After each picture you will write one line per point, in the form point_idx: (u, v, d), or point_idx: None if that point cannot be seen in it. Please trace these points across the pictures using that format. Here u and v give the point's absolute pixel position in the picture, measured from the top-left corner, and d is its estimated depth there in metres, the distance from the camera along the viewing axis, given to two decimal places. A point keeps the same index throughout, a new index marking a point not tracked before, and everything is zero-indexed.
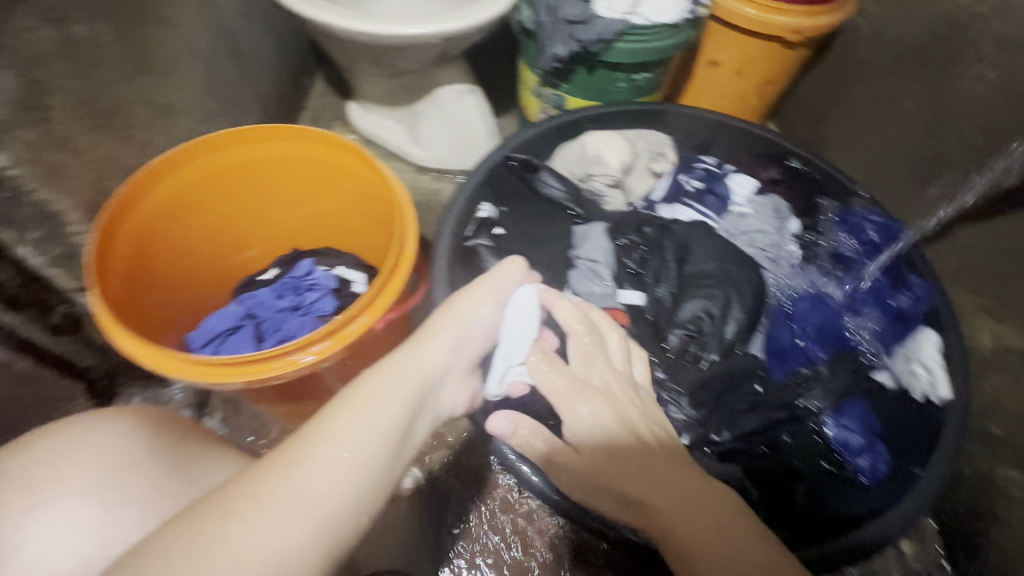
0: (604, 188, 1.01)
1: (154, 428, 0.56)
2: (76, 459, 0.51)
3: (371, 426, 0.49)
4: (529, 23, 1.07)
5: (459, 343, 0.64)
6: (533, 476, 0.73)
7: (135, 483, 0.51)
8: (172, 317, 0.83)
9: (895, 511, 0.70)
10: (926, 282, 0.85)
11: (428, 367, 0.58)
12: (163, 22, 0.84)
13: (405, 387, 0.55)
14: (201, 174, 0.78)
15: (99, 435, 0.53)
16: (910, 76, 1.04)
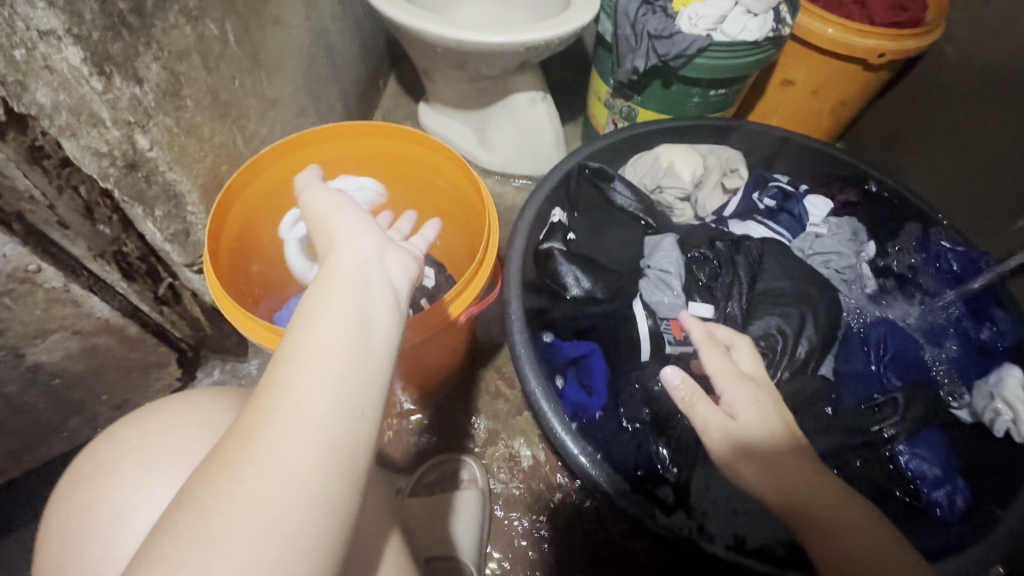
0: (673, 201, 1.02)
1: (248, 406, 0.61)
2: (182, 430, 0.55)
3: (318, 351, 0.37)
4: (609, 36, 1.10)
5: (370, 226, 0.47)
6: (580, 454, 0.72)
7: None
8: (265, 296, 0.89)
9: (976, 549, 0.68)
10: (1012, 316, 0.83)
11: (359, 263, 0.43)
12: (273, 23, 0.91)
13: (343, 292, 0.41)
14: (301, 164, 0.84)
15: (202, 411, 0.57)
16: (999, 104, 1.01)
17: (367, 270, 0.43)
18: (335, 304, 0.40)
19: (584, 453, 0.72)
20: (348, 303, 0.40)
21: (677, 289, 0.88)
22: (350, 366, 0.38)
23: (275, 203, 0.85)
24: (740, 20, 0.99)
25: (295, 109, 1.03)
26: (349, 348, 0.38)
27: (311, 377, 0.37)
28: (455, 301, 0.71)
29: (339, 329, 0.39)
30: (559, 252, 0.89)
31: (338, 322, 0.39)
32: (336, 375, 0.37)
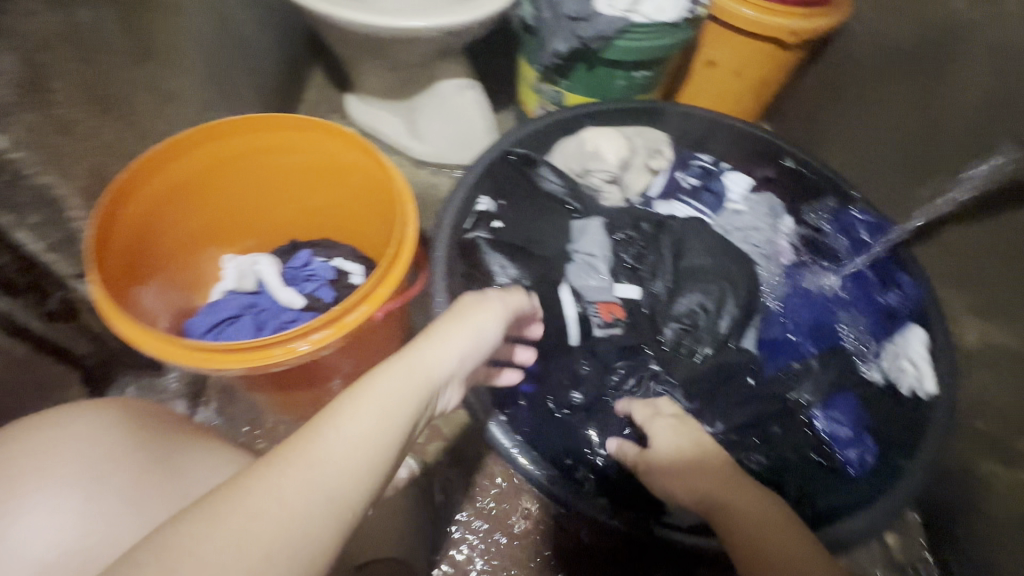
0: (601, 184, 1.03)
1: (135, 419, 0.57)
2: (58, 449, 0.51)
3: (361, 430, 0.42)
4: (530, 19, 1.08)
5: (463, 339, 0.56)
6: (523, 459, 0.71)
7: (115, 475, 0.51)
8: (173, 304, 0.84)
9: (884, 503, 0.72)
10: (917, 280, 0.87)
11: (436, 373, 0.51)
12: (163, 9, 0.84)
13: (410, 389, 0.48)
14: (203, 162, 0.78)
15: (81, 426, 0.54)
16: (903, 80, 1.06)
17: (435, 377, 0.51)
18: (396, 394, 0.46)
19: (518, 449, 0.72)
20: (411, 399, 0.47)
21: (604, 272, 0.91)
22: (377, 454, 0.42)
23: (175, 205, 0.80)
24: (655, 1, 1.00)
25: (200, 105, 0.96)
26: (389, 443, 0.43)
27: (346, 446, 0.41)
28: (369, 298, 0.69)
29: (389, 419, 0.44)
30: (486, 242, 0.92)
31: (392, 413, 0.45)
32: (369, 461, 0.41)
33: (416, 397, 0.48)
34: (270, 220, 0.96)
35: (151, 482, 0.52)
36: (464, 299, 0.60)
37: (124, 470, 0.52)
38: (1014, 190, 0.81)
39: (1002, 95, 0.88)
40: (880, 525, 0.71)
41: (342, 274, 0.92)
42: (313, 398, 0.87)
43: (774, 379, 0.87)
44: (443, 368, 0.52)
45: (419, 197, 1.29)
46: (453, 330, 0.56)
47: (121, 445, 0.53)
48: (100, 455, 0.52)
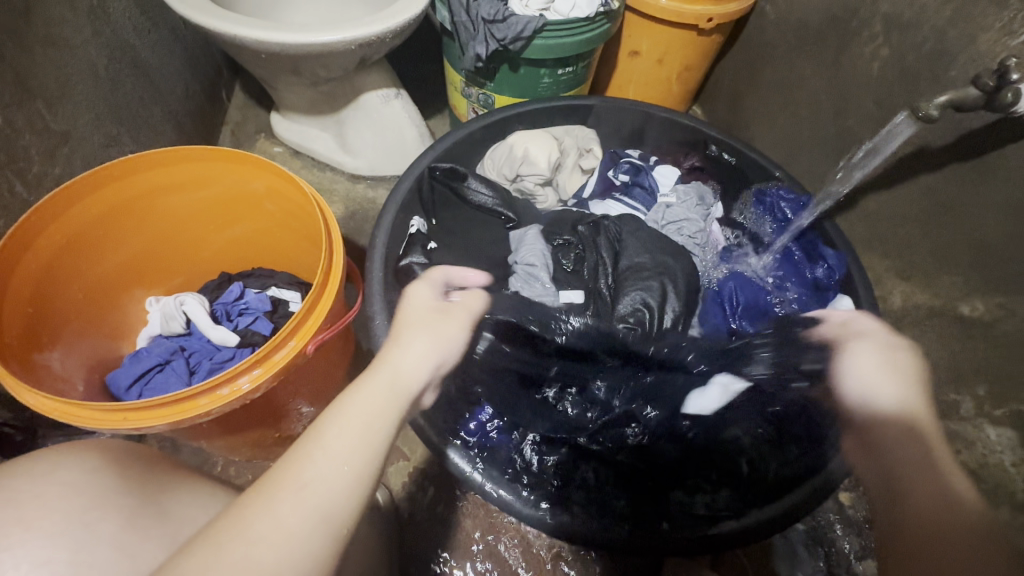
0: (534, 187, 1.07)
1: (120, 459, 0.53)
2: (34, 500, 0.46)
3: (339, 434, 0.45)
4: (448, 24, 1.07)
5: (420, 335, 0.58)
6: (491, 487, 0.75)
7: (103, 524, 0.46)
8: (91, 359, 0.79)
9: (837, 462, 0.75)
10: (837, 252, 0.91)
11: (409, 373, 0.54)
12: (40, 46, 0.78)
13: (384, 396, 0.50)
14: (105, 206, 0.75)
15: (62, 474, 0.48)
16: (813, 57, 1.09)
17: (402, 375, 0.53)
18: (369, 391, 0.50)
19: (479, 473, 0.76)
20: (387, 393, 0.50)
21: (547, 282, 0.93)
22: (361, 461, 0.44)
23: (80, 251, 0.75)
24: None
25: (100, 137, 0.93)
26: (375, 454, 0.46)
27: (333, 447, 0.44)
28: (298, 332, 0.67)
29: (371, 419, 0.48)
30: (421, 267, 0.92)
31: (375, 414, 0.48)
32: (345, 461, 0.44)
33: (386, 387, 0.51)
34: (193, 256, 0.92)
35: (143, 532, 0.47)
36: (413, 295, 0.64)
37: (111, 518, 0.47)
38: (921, 155, 0.85)
39: (900, 66, 0.91)
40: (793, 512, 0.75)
41: (278, 303, 0.88)
42: (254, 443, 0.82)
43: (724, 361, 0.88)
44: (411, 368, 0.54)
45: (358, 213, 1.25)
46: (416, 321, 0.60)
47: (108, 494, 0.48)
48: (85, 504, 0.47)
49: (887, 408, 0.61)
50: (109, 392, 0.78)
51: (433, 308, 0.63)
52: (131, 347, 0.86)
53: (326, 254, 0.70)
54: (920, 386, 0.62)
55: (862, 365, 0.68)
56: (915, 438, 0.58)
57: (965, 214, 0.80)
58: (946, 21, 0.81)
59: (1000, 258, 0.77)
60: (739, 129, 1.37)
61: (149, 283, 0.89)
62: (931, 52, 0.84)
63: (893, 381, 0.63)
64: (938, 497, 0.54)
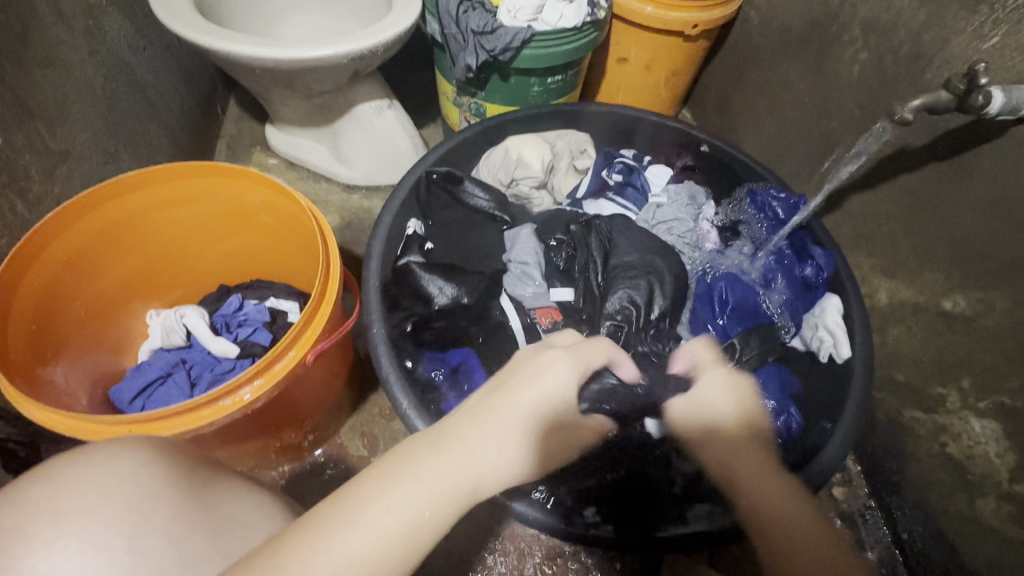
0: (529, 190, 1.09)
1: (168, 454, 0.50)
2: (93, 487, 0.45)
3: (375, 520, 0.40)
4: (438, 36, 1.09)
5: (528, 409, 0.48)
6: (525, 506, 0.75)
7: (156, 515, 0.45)
8: (93, 373, 0.80)
9: (825, 457, 0.77)
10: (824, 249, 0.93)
11: (483, 463, 0.45)
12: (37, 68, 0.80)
13: (455, 481, 0.43)
14: (105, 222, 0.76)
15: (118, 464, 0.47)
16: (796, 60, 1.12)
17: (486, 473, 0.45)
18: (429, 478, 0.43)
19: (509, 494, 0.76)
20: (461, 476, 0.44)
21: (539, 279, 0.94)
22: (395, 558, 0.39)
23: (82, 267, 0.77)
24: (556, 8, 1.01)
25: (98, 155, 0.94)
26: (407, 559, 0.40)
27: (373, 526, 0.40)
28: (298, 342, 0.68)
29: (420, 512, 0.41)
30: (418, 265, 0.93)
31: (429, 508, 0.42)
32: (376, 549, 0.39)
33: (450, 486, 0.43)
34: (192, 269, 0.93)
35: (192, 526, 0.46)
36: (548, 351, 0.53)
37: (165, 508, 0.46)
38: (902, 156, 0.88)
39: (878, 69, 0.93)
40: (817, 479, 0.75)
41: (277, 314, 0.89)
42: (256, 453, 0.83)
43: None
44: (494, 461, 0.46)
45: (354, 223, 1.27)
46: (524, 399, 0.49)
47: (163, 486, 0.47)
48: (145, 492, 0.45)
49: (721, 425, 0.60)
50: (112, 405, 0.80)
51: (556, 399, 0.50)
52: (133, 361, 0.87)
53: (322, 265, 0.72)
54: (745, 392, 0.63)
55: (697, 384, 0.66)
56: (736, 452, 0.58)
57: (945, 212, 0.83)
58: (920, 27, 0.84)
59: (979, 254, 0.78)
60: (727, 131, 1.39)
61: (149, 297, 0.90)
62: (909, 56, 0.87)
63: (724, 398, 0.62)
64: (787, 497, 0.55)
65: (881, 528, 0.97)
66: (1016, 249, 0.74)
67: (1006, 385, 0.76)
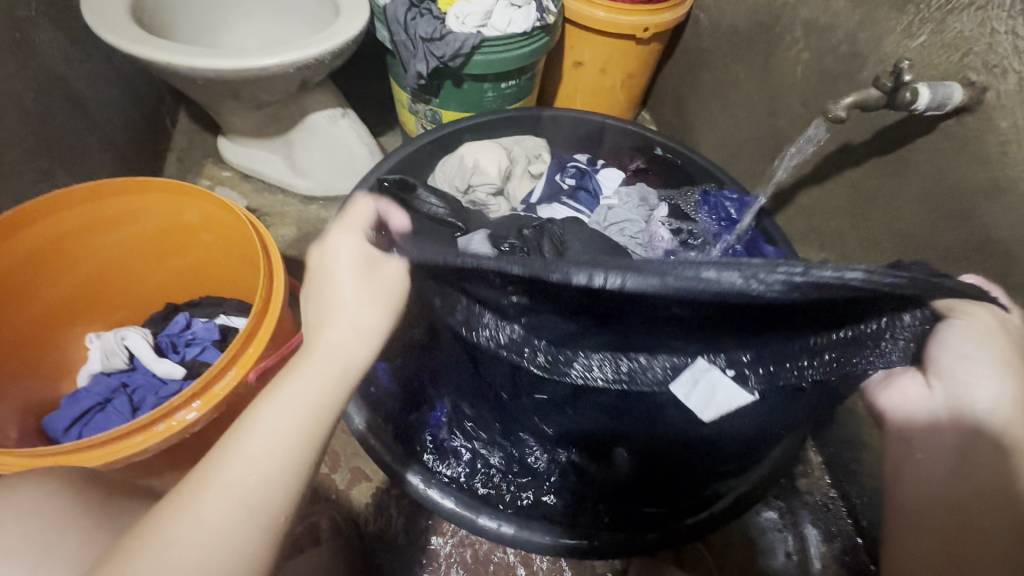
0: (486, 197, 1.09)
1: (81, 484, 0.47)
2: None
3: (273, 427, 0.43)
4: (388, 43, 1.08)
5: (360, 310, 0.49)
6: (452, 501, 0.79)
7: (60, 546, 0.41)
8: (24, 403, 0.77)
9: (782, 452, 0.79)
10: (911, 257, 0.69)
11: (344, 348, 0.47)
12: None
13: (317, 386, 0.45)
14: (33, 244, 0.73)
15: (23, 499, 0.43)
16: (745, 61, 1.14)
17: (344, 358, 0.47)
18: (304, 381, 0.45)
19: (433, 488, 0.80)
20: (325, 381, 0.46)
21: None
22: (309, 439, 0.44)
23: (8, 293, 0.73)
24: (505, 13, 1.02)
25: (31, 173, 0.91)
26: (306, 437, 0.44)
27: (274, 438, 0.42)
28: (238, 361, 0.66)
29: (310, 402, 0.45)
30: None
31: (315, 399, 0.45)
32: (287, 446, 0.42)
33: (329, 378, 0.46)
34: (134, 288, 0.90)
35: (106, 544, 0.42)
36: (343, 231, 0.52)
37: (71, 537, 0.42)
38: (845, 152, 0.90)
39: (819, 68, 0.95)
40: (742, 501, 0.78)
41: (226, 331, 0.86)
42: None
43: None
44: (355, 343, 0.48)
45: (311, 234, 1.24)
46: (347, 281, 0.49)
47: (66, 513, 0.43)
48: (45, 525, 0.41)
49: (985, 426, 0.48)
50: (47, 436, 0.76)
51: (367, 255, 0.51)
52: (71, 386, 0.84)
53: (265, 280, 0.70)
54: None
55: (958, 350, 0.51)
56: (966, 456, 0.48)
57: (886, 205, 0.85)
58: (856, 26, 0.86)
59: (920, 245, 0.80)
60: (684, 132, 1.41)
61: (89, 319, 0.87)
62: (846, 54, 0.89)
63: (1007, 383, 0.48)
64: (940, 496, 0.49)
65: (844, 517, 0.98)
66: (950, 239, 0.76)
67: None
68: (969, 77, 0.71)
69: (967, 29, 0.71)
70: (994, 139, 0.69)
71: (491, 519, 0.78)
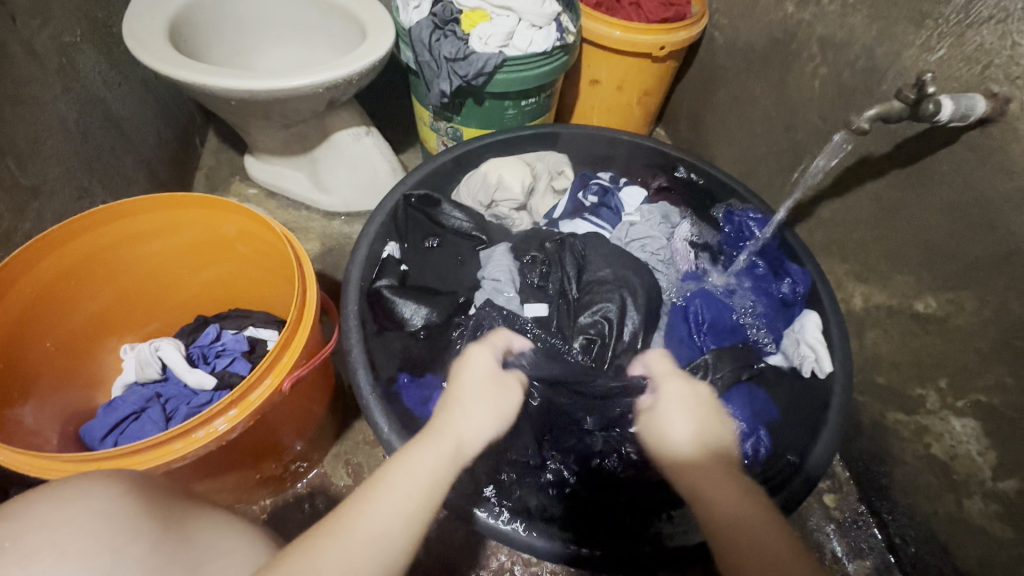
0: (508, 212, 1.11)
1: (144, 485, 0.44)
2: (63, 526, 0.38)
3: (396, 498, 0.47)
4: (412, 63, 1.12)
5: (485, 416, 0.57)
6: (517, 532, 0.75)
7: (131, 548, 0.39)
8: (64, 412, 0.79)
9: (818, 448, 0.80)
10: (797, 283, 0.95)
11: (466, 432, 0.55)
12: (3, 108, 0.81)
13: (438, 459, 0.51)
14: (78, 256, 0.76)
15: (91, 501, 0.40)
16: (761, 78, 1.15)
17: (462, 440, 0.54)
18: (421, 460, 0.50)
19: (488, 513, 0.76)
20: (445, 450, 0.52)
21: (511, 295, 0.98)
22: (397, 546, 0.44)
23: (52, 303, 0.76)
24: (526, 34, 1.05)
25: (71, 191, 0.95)
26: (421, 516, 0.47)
27: (368, 535, 0.44)
28: (273, 369, 0.68)
29: (423, 488, 0.49)
30: (390, 290, 0.94)
31: (425, 482, 0.49)
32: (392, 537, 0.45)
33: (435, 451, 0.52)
34: (168, 301, 0.93)
35: (171, 557, 0.40)
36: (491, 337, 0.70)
37: (140, 541, 0.39)
38: (865, 164, 0.91)
39: (837, 83, 0.96)
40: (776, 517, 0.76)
41: (256, 343, 0.88)
42: (236, 486, 0.80)
43: None
44: (470, 429, 0.55)
45: (333, 249, 1.26)
46: (479, 396, 0.59)
47: (136, 517, 0.40)
48: (112, 528, 0.39)
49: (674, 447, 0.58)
50: (84, 444, 0.78)
51: (494, 375, 0.62)
52: (108, 396, 0.86)
53: (298, 291, 0.71)
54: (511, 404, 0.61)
55: (477, 387, 0.59)
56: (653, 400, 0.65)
57: (910, 217, 0.85)
58: (874, 41, 0.87)
59: (946, 256, 0.80)
60: (701, 146, 1.43)
61: (126, 330, 0.89)
62: (864, 69, 0.90)
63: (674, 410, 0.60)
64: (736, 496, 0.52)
65: (874, 534, 0.96)
66: (979, 249, 0.76)
67: (982, 383, 0.77)
68: (992, 88, 0.71)
69: (987, 42, 0.71)
70: (1021, 150, 0.69)
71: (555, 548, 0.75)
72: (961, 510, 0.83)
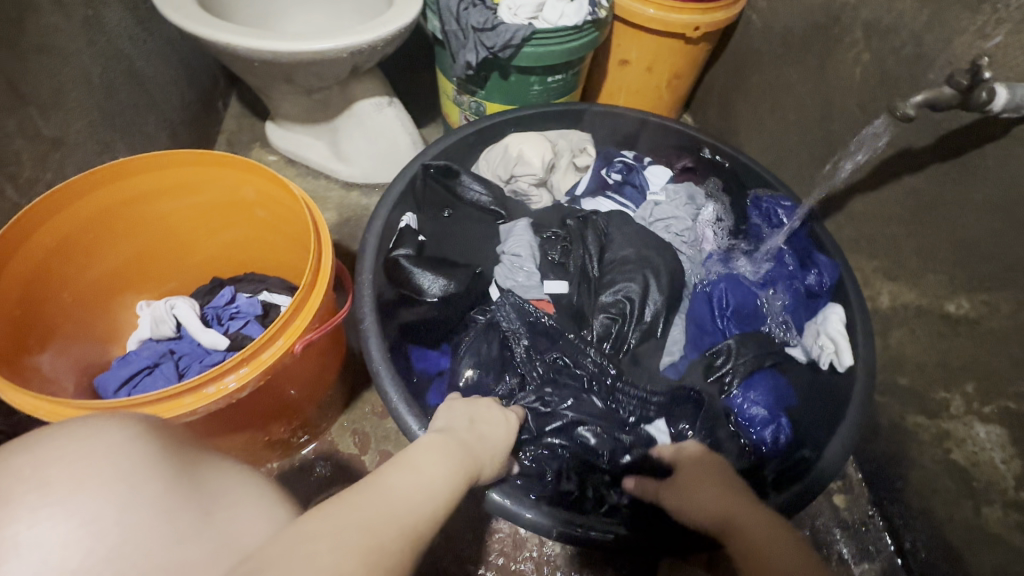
0: (528, 188, 1.08)
1: (163, 432, 0.43)
2: (77, 462, 0.36)
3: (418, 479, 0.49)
4: (438, 32, 1.09)
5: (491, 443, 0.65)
6: (527, 512, 0.71)
7: (148, 486, 0.37)
8: (79, 362, 0.80)
9: (835, 444, 0.77)
10: (823, 275, 0.93)
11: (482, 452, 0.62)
12: (25, 57, 0.80)
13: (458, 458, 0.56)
14: (99, 208, 0.76)
15: (111, 439, 0.39)
16: (798, 64, 1.11)
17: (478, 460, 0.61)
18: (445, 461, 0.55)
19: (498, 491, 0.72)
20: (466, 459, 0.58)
21: (531, 270, 0.98)
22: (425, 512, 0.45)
23: (71, 254, 0.76)
24: (557, 6, 1.01)
25: (92, 145, 0.95)
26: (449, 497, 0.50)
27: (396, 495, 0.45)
28: (286, 331, 0.67)
29: (443, 475, 0.52)
30: (407, 260, 0.92)
31: (446, 473, 0.53)
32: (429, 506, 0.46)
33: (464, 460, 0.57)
34: (184, 262, 0.93)
35: (188, 500, 0.38)
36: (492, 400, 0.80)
37: (158, 482, 0.37)
38: (904, 157, 0.87)
39: (879, 71, 0.92)
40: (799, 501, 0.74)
41: (269, 308, 0.88)
42: (244, 447, 0.80)
43: (698, 363, 0.91)
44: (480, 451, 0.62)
45: (350, 220, 1.26)
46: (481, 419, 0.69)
47: (156, 458, 0.39)
48: (130, 465, 0.37)
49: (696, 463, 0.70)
50: (97, 394, 0.79)
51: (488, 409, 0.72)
52: (121, 351, 0.87)
53: (314, 255, 0.71)
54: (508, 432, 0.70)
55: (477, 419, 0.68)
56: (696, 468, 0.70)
57: (948, 214, 0.81)
58: (923, 27, 0.83)
59: (984, 256, 0.77)
60: (730, 135, 1.39)
61: (142, 287, 0.90)
62: (910, 56, 0.86)
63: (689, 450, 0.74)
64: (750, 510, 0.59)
65: (884, 538, 0.94)
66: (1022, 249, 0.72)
67: (1012, 389, 0.74)
68: None
69: None
70: None
71: (551, 528, 0.71)
72: (979, 519, 0.80)
